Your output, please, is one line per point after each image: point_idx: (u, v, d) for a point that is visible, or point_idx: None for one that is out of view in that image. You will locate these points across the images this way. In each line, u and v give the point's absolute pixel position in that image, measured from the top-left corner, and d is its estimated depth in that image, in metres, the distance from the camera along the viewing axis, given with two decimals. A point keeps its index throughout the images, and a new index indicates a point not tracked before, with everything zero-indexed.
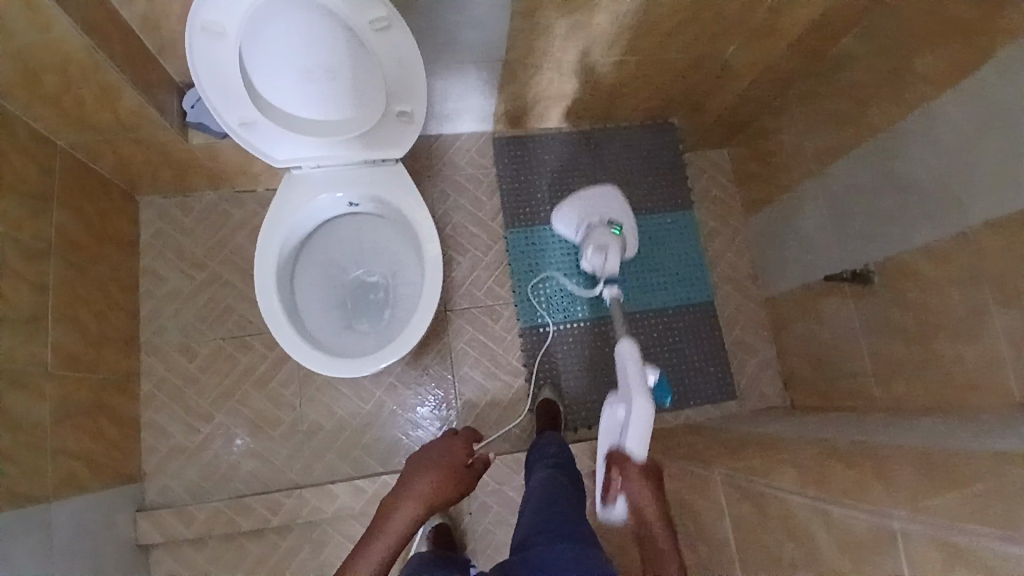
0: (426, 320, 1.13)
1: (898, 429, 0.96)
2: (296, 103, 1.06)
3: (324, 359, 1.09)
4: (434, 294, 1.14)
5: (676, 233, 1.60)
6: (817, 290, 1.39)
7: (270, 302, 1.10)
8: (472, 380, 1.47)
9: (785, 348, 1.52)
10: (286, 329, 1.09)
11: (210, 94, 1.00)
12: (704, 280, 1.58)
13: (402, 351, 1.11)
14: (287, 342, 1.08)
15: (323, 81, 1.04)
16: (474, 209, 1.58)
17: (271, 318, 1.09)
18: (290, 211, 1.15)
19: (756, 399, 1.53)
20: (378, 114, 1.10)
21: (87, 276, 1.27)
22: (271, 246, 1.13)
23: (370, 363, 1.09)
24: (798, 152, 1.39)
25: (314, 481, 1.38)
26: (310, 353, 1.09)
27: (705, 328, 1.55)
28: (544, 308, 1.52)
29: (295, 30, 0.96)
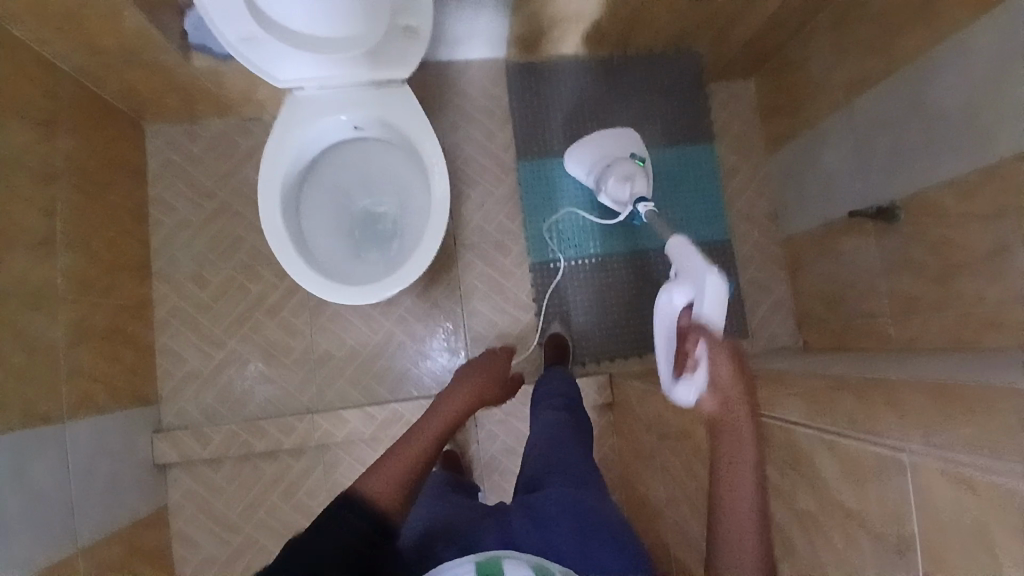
0: (433, 249, 1.11)
1: (912, 366, 0.94)
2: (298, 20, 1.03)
3: (327, 285, 1.08)
4: (442, 223, 1.12)
5: (694, 167, 1.55)
6: (837, 229, 1.34)
7: (274, 224, 1.09)
8: (482, 314, 1.46)
9: (800, 289, 1.49)
10: (290, 254, 1.08)
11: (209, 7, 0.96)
12: (720, 216, 1.54)
13: (409, 279, 1.10)
14: (292, 268, 1.08)
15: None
16: (484, 140, 1.54)
17: (275, 240, 1.08)
18: (295, 137, 1.13)
19: (767, 339, 1.51)
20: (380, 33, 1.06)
21: (98, 202, 1.26)
22: (274, 172, 1.11)
23: (376, 292, 1.09)
24: (822, 84, 1.33)
25: (326, 407, 1.40)
26: (313, 278, 1.08)
27: (720, 267, 1.52)
28: (555, 243, 1.50)
29: None
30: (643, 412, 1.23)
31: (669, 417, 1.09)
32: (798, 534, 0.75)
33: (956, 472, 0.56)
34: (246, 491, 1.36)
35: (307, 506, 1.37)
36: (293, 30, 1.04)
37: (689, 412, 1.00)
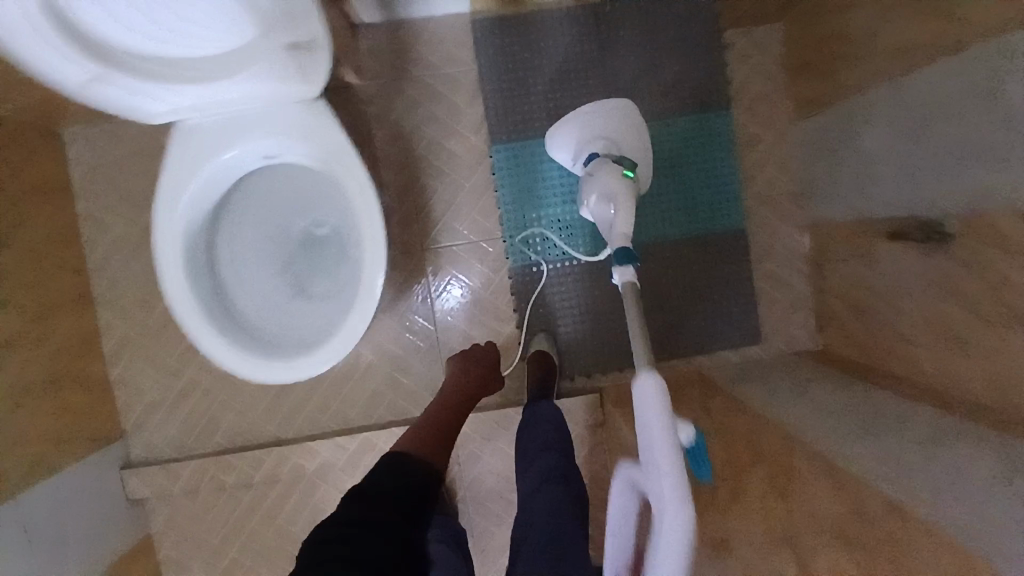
0: (374, 303, 0.93)
1: (942, 463, 0.76)
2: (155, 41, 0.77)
3: (247, 359, 0.93)
4: (381, 269, 0.93)
5: (701, 140, 1.31)
6: (875, 228, 1.11)
7: (179, 289, 0.92)
8: (458, 327, 1.31)
9: (826, 286, 1.28)
10: (200, 325, 0.93)
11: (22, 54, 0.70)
12: (733, 199, 1.31)
13: (348, 342, 0.93)
14: (209, 345, 0.92)
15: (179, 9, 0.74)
16: (450, 120, 1.30)
17: (181, 309, 0.92)
18: (193, 178, 0.92)
19: (783, 341, 1.32)
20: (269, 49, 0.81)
21: (8, 242, 1.11)
22: (172, 226, 0.92)
23: (311, 362, 0.93)
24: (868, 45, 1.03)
25: (295, 435, 1.31)
26: (229, 352, 0.93)
27: (730, 260, 1.32)
28: (538, 242, 1.30)
29: None
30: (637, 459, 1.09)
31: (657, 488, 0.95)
32: None
33: None
34: (224, 520, 1.31)
35: (288, 532, 1.32)
36: (168, 55, 0.81)
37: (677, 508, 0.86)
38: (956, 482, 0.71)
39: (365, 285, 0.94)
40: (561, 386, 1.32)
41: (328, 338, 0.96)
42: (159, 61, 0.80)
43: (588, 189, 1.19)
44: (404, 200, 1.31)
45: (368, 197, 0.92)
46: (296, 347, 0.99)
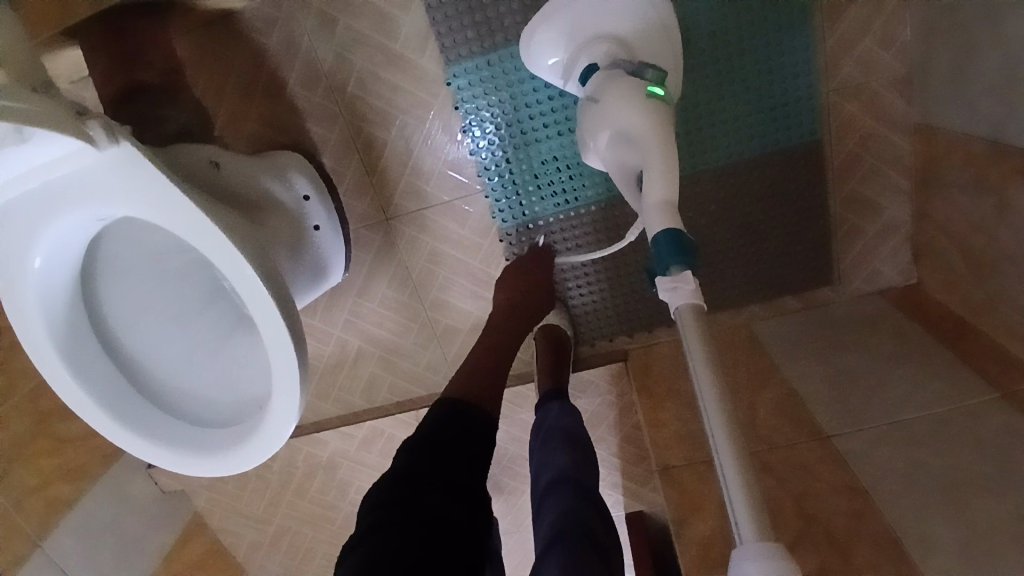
0: (295, 385, 0.72)
1: None
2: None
3: (178, 454, 0.78)
4: (288, 342, 0.70)
5: (750, 14, 0.88)
6: (1008, 159, 0.73)
7: (73, 391, 0.76)
8: (450, 303, 1.10)
9: (929, 211, 0.92)
10: (110, 424, 0.77)
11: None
12: (800, 95, 0.91)
13: (278, 428, 0.74)
14: (134, 448, 0.78)
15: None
16: (387, 41, 0.94)
17: (82, 411, 0.77)
18: (33, 263, 0.70)
19: (863, 278, 1.02)
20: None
21: None
22: (33, 326, 0.73)
23: (248, 453, 0.77)
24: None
25: (303, 424, 1.24)
26: (155, 449, 0.78)
27: (794, 183, 0.96)
28: (530, 193, 1.00)
29: None
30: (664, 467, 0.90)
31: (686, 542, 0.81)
32: None
33: None
34: (259, 497, 1.32)
35: (322, 502, 1.30)
36: None
37: None
38: None
39: (277, 363, 0.71)
40: (580, 352, 1.12)
41: (260, 421, 0.76)
42: None
43: (595, 107, 0.77)
44: (352, 161, 1.02)
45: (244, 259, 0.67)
46: (236, 423, 0.81)
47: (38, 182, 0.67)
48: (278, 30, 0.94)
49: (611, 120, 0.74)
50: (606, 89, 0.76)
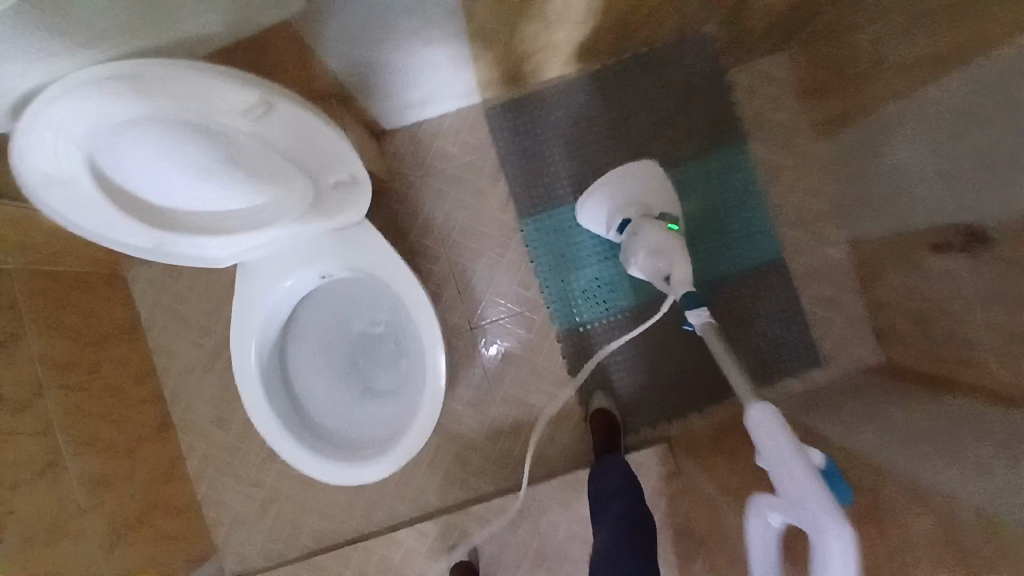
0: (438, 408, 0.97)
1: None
2: (188, 202, 0.79)
3: (328, 463, 0.98)
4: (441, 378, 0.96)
5: (724, 178, 1.34)
6: (915, 239, 1.09)
7: (261, 408, 0.97)
8: (517, 397, 1.34)
9: (878, 299, 1.25)
10: (281, 438, 0.97)
11: (79, 219, 0.73)
12: (766, 227, 1.33)
13: (407, 452, 0.97)
14: (293, 458, 0.98)
15: (222, 170, 0.76)
16: (479, 201, 1.36)
17: (264, 428, 0.97)
18: (265, 302, 0.96)
19: (846, 360, 1.30)
20: (303, 194, 0.84)
21: (94, 389, 1.20)
22: (246, 346, 0.96)
23: (388, 464, 0.98)
24: (906, 52, 1.02)
25: (379, 527, 1.34)
26: (311, 461, 0.98)
27: (775, 290, 1.33)
28: (581, 304, 1.34)
29: (176, 156, 0.72)
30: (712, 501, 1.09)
31: None
32: None
33: None
34: None
35: None
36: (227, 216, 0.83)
37: None
38: None
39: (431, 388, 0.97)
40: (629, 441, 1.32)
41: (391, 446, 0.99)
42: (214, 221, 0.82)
43: (629, 244, 1.16)
44: (447, 284, 1.36)
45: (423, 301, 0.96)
46: (372, 448, 1.03)
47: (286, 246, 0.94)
48: (403, 196, 1.37)
49: (655, 245, 1.12)
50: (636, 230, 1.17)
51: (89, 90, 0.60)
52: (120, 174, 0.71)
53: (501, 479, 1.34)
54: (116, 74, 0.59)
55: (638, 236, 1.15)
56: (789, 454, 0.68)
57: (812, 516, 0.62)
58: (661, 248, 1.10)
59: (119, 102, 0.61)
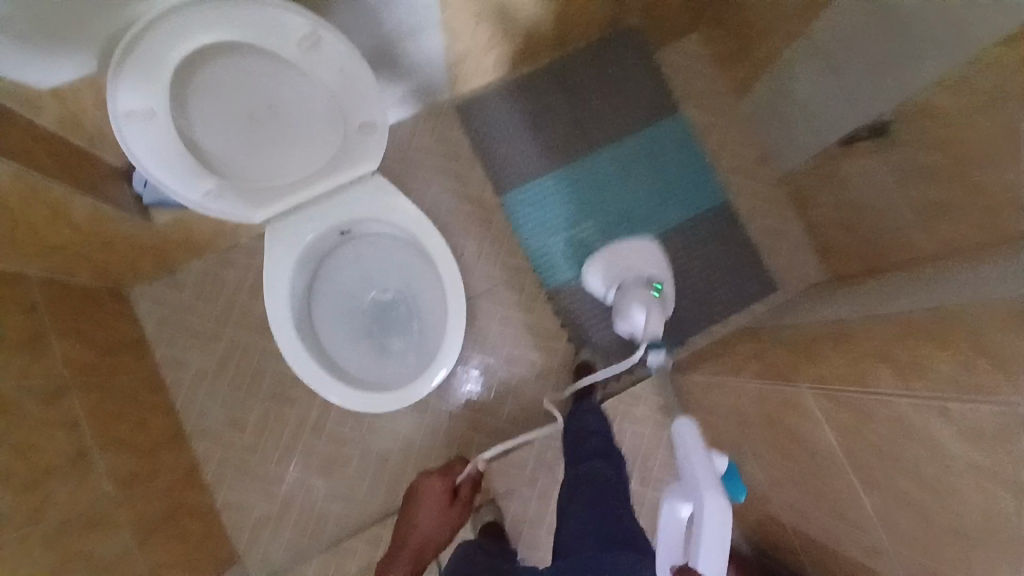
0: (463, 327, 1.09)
1: (952, 284, 0.94)
2: (239, 150, 0.92)
3: (373, 398, 1.06)
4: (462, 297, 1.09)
5: (669, 141, 1.54)
6: (832, 155, 1.32)
7: (303, 359, 1.05)
8: (518, 357, 1.47)
9: (813, 221, 1.47)
10: (326, 384, 1.05)
11: (152, 165, 0.85)
12: (711, 178, 1.53)
13: (437, 378, 1.07)
14: (341, 399, 1.05)
15: (270, 113, 0.91)
16: (459, 186, 1.50)
17: (308, 376, 1.04)
18: (289, 265, 1.06)
19: (797, 280, 1.50)
20: (332, 143, 0.97)
21: (112, 392, 1.22)
22: (280, 305, 1.05)
23: (426, 383, 1.07)
24: (785, 10, 1.28)
25: (403, 501, 1.40)
26: (358, 399, 1.05)
27: (728, 230, 1.51)
28: (564, 264, 1.49)
29: (234, 97, 0.88)
30: (711, 400, 1.23)
31: (743, 404, 1.10)
32: (931, 512, 0.71)
33: None
34: None
35: None
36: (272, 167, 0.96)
37: (766, 396, 1.01)
38: (972, 284, 0.88)
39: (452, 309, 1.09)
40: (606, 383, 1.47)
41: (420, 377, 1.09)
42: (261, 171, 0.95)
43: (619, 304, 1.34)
44: None
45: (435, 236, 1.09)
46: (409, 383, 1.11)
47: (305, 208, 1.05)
48: None
49: (643, 309, 1.30)
50: (627, 292, 1.34)
51: (174, 27, 0.77)
52: (190, 119, 0.86)
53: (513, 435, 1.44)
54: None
55: (627, 296, 1.33)
56: (697, 453, 0.80)
57: (698, 492, 0.74)
58: (649, 315, 1.29)
59: (193, 35, 0.78)
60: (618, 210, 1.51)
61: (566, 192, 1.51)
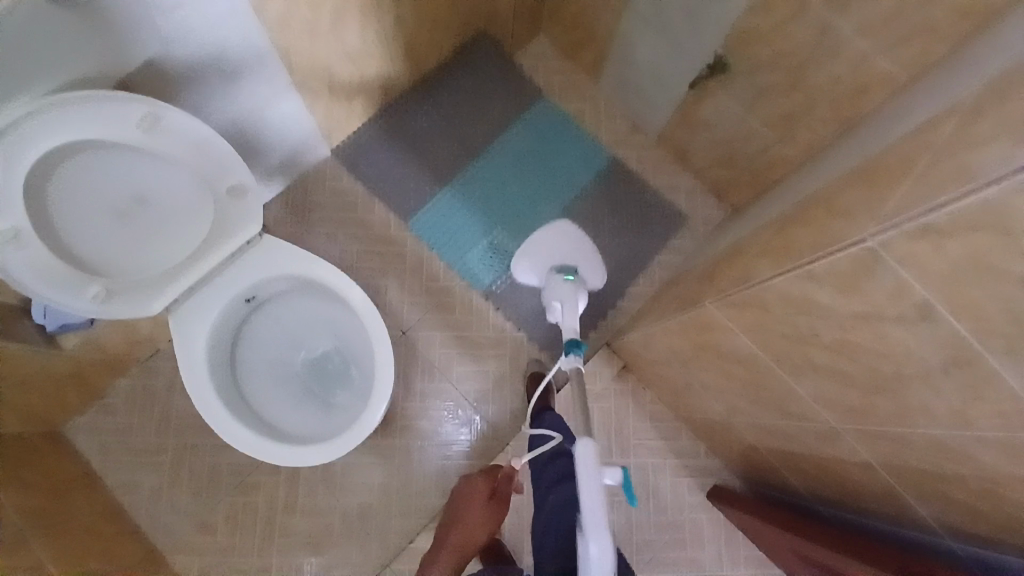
0: (390, 352, 1.10)
1: (815, 179, 1.01)
2: (119, 244, 0.94)
3: (320, 446, 1.05)
4: (381, 324, 1.11)
5: (547, 130, 1.60)
6: (691, 103, 1.41)
7: (241, 431, 1.04)
8: (469, 373, 1.49)
9: (699, 167, 1.56)
10: (272, 448, 1.04)
11: (36, 283, 0.85)
12: (594, 154, 1.61)
13: (381, 408, 1.07)
14: (289, 458, 1.04)
15: (139, 200, 0.93)
16: (365, 230, 1.53)
17: (252, 446, 1.04)
18: (204, 346, 1.05)
19: (702, 223, 1.58)
20: (208, 212, 1.00)
21: (68, 528, 1.18)
22: (203, 387, 1.04)
23: (371, 416, 1.07)
24: None
25: (397, 549, 1.38)
26: (306, 452, 1.05)
27: (625, 196, 1.59)
28: (487, 270, 1.53)
29: (98, 193, 0.89)
30: (656, 352, 1.27)
31: (677, 344, 1.15)
32: (843, 371, 0.77)
33: (914, 230, 0.55)
34: None
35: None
36: (156, 252, 0.98)
37: (689, 327, 1.05)
38: (827, 173, 0.95)
39: (376, 338, 1.10)
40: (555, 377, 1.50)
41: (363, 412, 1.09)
42: (147, 259, 0.97)
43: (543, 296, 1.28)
44: None
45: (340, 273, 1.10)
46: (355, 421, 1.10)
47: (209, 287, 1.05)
48: None
49: (559, 295, 1.22)
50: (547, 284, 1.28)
51: (11, 148, 0.77)
52: (58, 230, 0.87)
53: (487, 450, 1.45)
54: (21, 116, 0.75)
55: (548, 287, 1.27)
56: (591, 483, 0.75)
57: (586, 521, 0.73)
58: (562, 299, 1.21)
59: (32, 149, 0.78)
60: (522, 206, 1.56)
61: (469, 202, 1.55)
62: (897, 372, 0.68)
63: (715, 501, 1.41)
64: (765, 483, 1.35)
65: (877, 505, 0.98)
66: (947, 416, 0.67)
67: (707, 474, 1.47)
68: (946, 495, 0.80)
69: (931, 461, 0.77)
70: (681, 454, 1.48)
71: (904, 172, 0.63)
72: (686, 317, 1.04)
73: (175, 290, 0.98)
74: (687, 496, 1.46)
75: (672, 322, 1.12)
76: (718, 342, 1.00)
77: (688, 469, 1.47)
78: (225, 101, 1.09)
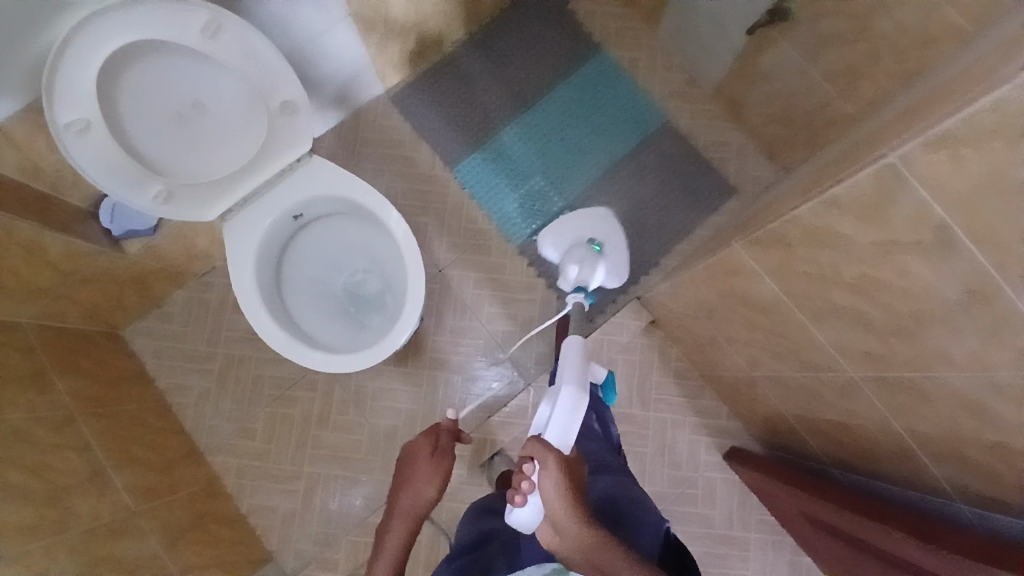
0: (422, 278, 1.14)
1: (865, 128, 0.98)
2: (178, 148, 1.01)
3: (351, 358, 1.11)
4: (416, 251, 1.14)
5: (599, 82, 1.59)
6: (749, 54, 1.36)
7: (279, 337, 1.11)
8: (500, 315, 1.52)
9: (753, 124, 1.52)
10: (307, 354, 1.11)
11: (101, 176, 0.94)
12: (646, 108, 1.58)
13: (409, 330, 1.12)
14: (322, 366, 1.11)
15: (197, 107, 1.00)
16: (411, 167, 1.57)
17: (290, 351, 1.11)
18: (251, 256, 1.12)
19: (750, 184, 1.54)
20: (263, 129, 1.05)
21: (120, 417, 1.29)
22: (249, 293, 1.11)
23: (399, 335, 1.12)
24: None
25: None
26: (338, 362, 1.11)
27: (673, 153, 1.57)
28: (526, 218, 1.55)
29: (160, 96, 0.96)
30: (685, 304, 1.26)
31: (705, 294, 1.14)
32: (864, 314, 0.75)
33: (941, 152, 0.53)
34: None
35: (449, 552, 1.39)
36: (211, 161, 1.04)
37: (717, 273, 1.04)
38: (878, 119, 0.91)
39: (410, 263, 1.14)
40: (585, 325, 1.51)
41: (392, 332, 1.14)
42: (203, 166, 1.04)
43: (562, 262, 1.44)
44: None
45: (378, 197, 1.13)
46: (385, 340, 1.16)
47: (259, 202, 1.11)
48: None
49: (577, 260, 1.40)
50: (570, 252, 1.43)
51: (87, 38, 0.85)
52: (124, 128, 0.95)
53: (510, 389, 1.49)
54: (97, 8, 0.83)
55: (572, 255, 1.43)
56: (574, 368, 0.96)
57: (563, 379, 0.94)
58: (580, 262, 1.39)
59: (104, 45, 0.86)
60: (567, 157, 1.56)
61: (514, 151, 1.57)
62: (916, 312, 0.66)
63: (733, 462, 1.41)
64: (784, 446, 1.33)
65: (894, 468, 0.96)
66: (967, 363, 0.65)
67: (729, 435, 1.47)
68: (961, 455, 0.78)
69: (948, 415, 0.74)
70: (704, 412, 1.48)
71: (946, 100, 0.60)
72: (715, 263, 1.04)
73: (228, 200, 1.05)
74: (706, 454, 1.46)
75: (702, 271, 1.11)
76: (744, 289, 0.99)
77: (710, 429, 1.47)
78: (285, 24, 1.14)
